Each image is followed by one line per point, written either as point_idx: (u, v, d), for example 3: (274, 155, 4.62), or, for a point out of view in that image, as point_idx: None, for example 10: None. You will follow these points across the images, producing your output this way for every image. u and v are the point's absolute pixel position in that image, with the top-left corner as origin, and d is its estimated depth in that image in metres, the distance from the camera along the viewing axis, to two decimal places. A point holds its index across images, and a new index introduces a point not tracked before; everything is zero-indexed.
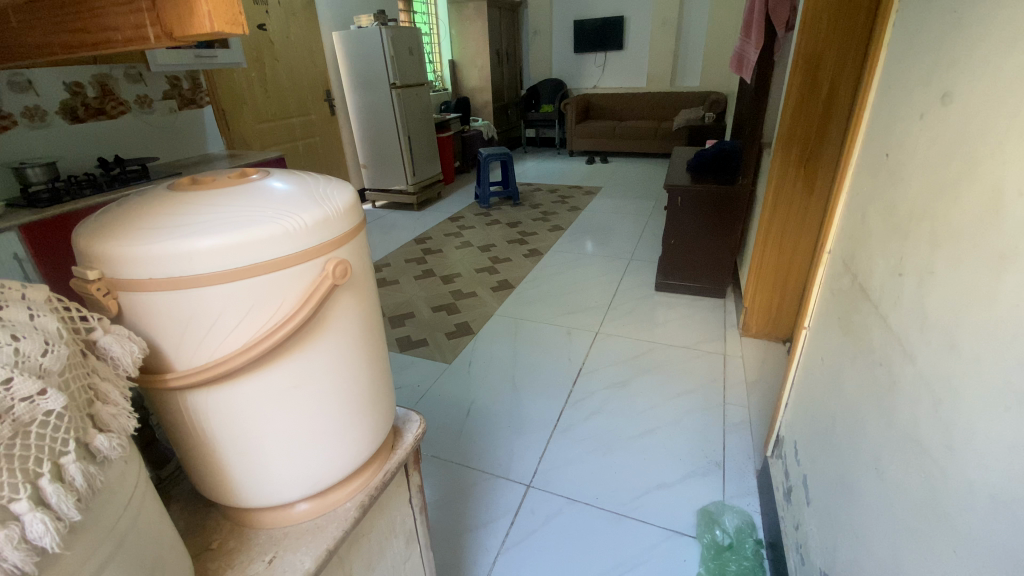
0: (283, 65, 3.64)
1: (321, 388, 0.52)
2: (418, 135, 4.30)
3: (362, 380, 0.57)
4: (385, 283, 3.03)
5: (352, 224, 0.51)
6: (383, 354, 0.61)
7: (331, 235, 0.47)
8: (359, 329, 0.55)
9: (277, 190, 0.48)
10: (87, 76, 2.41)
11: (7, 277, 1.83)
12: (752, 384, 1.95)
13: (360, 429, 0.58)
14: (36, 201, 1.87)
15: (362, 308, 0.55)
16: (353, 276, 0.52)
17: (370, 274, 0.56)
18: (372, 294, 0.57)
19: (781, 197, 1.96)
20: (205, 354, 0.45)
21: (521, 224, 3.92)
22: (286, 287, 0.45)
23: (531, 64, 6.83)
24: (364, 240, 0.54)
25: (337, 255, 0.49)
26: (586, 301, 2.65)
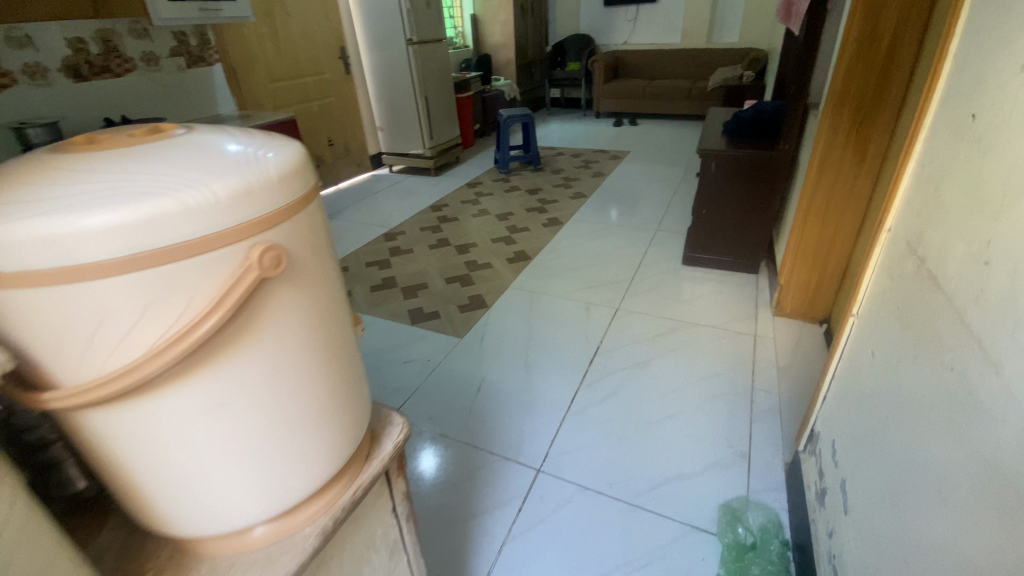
0: (295, 20, 3.47)
1: (260, 401, 0.42)
2: (436, 95, 4.11)
3: (316, 387, 0.46)
4: (399, 252, 2.94)
5: (289, 196, 0.39)
6: (350, 355, 0.51)
7: (256, 211, 0.36)
8: (311, 328, 0.44)
9: (197, 152, 0.38)
10: (91, 32, 2.35)
11: None
12: (785, 370, 1.81)
13: (319, 444, 0.49)
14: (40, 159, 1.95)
15: (311, 302, 0.43)
16: (295, 263, 0.41)
17: (329, 255, 0.46)
18: (327, 283, 0.46)
19: (827, 166, 1.76)
20: (97, 367, 0.35)
21: (541, 191, 3.75)
22: (194, 282, 0.35)
23: (558, 18, 6.45)
24: (315, 211, 0.44)
25: (267, 238, 0.38)
26: (607, 275, 2.52)
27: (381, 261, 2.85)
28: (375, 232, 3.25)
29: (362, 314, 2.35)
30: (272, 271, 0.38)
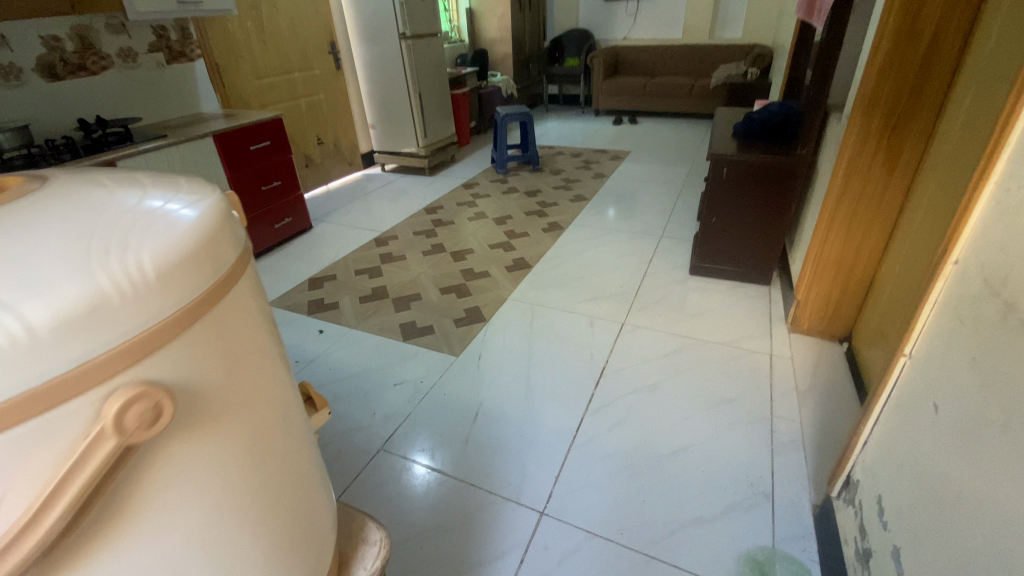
0: (283, 12, 3.29)
1: (150, 555, 0.43)
2: (431, 92, 3.94)
3: (211, 519, 0.48)
4: (390, 258, 2.79)
5: (149, 320, 0.40)
6: (262, 457, 0.53)
7: (107, 353, 0.37)
8: (203, 470, 0.46)
9: (44, 268, 0.38)
10: (65, 28, 2.20)
11: None
12: (805, 395, 1.68)
13: (241, 554, 0.52)
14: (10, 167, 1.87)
15: (204, 449, 0.45)
16: (176, 413, 0.42)
17: (228, 372, 0.47)
18: (221, 421, 0.47)
19: (852, 177, 1.63)
20: None
21: (540, 194, 3.59)
22: (42, 442, 0.36)
23: (556, 12, 6.26)
24: (203, 335, 0.44)
25: (126, 382, 0.39)
26: (612, 285, 2.38)
27: (372, 269, 2.69)
28: (366, 236, 3.09)
29: (351, 328, 2.21)
30: (139, 432, 0.39)
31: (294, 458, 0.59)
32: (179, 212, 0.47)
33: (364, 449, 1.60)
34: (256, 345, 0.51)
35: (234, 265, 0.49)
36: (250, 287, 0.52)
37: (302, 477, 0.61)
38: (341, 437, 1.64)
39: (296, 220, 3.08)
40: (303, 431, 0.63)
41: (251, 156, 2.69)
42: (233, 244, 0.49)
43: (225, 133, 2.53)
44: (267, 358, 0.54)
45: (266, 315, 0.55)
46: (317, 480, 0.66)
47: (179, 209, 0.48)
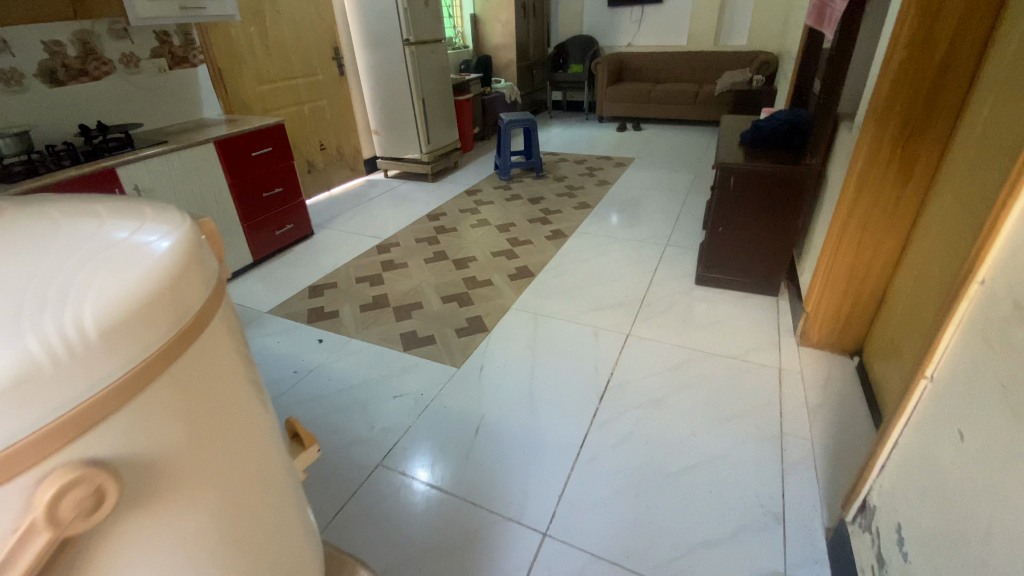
0: (286, 18, 3.28)
1: None
2: (434, 98, 3.92)
3: None
4: (392, 266, 2.76)
5: (89, 391, 0.38)
6: (229, 512, 0.52)
7: (41, 434, 0.36)
8: (158, 540, 0.45)
9: None
10: (67, 34, 2.18)
11: None
12: (816, 411, 1.63)
13: None
14: (10, 174, 1.85)
15: (157, 521, 0.44)
16: (125, 490, 0.41)
17: (187, 435, 0.46)
18: (177, 488, 0.46)
19: (866, 189, 1.59)
20: None
21: (543, 201, 3.56)
22: None
23: (560, 19, 6.26)
24: (157, 402, 0.43)
25: (64, 463, 0.37)
26: (616, 295, 2.33)
27: (373, 276, 2.66)
28: (367, 243, 3.07)
29: (350, 337, 2.17)
30: (76, 521, 0.38)
31: (267, 502, 0.59)
32: (134, 254, 0.45)
33: (362, 464, 1.56)
34: (220, 399, 0.50)
35: (194, 316, 0.47)
36: (217, 334, 0.50)
37: (275, 518, 0.61)
38: (340, 451, 1.60)
39: (297, 226, 3.06)
40: (280, 468, 0.63)
41: (252, 162, 2.67)
42: (195, 291, 0.47)
43: (227, 140, 2.50)
44: (235, 410, 0.52)
45: (236, 361, 0.54)
46: (294, 513, 0.66)
47: (136, 254, 0.46)
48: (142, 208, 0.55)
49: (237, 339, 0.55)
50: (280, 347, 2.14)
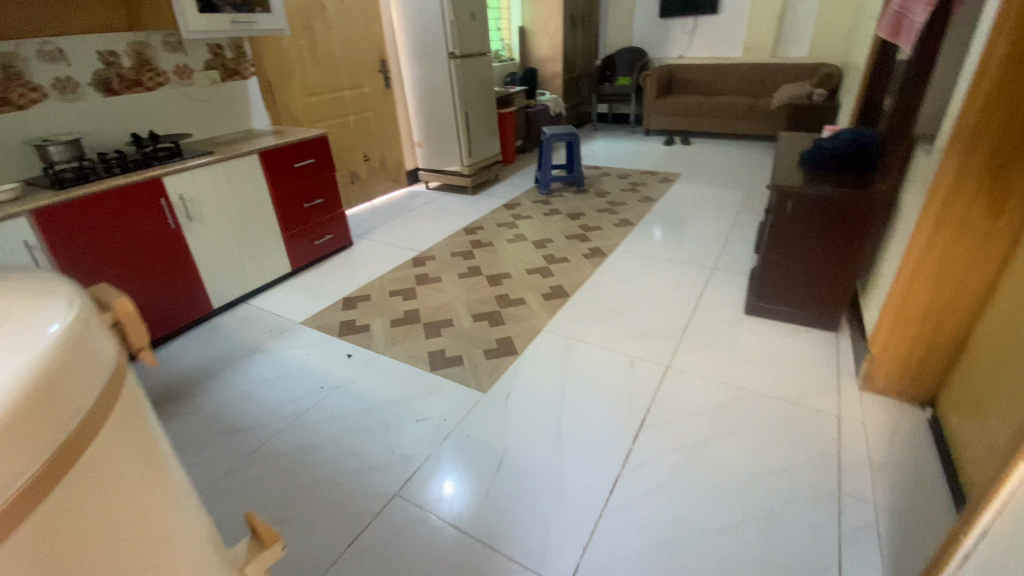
0: (335, 32, 3.33)
1: None
2: (477, 110, 3.90)
3: None
4: (425, 280, 2.72)
5: None
6: None
7: None
8: None
9: None
10: (123, 45, 2.27)
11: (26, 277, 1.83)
12: (879, 470, 1.45)
13: None
14: (61, 179, 1.93)
15: None
16: None
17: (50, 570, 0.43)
18: None
19: (947, 223, 1.41)
20: None
21: (583, 216, 3.45)
22: None
23: (609, 31, 6.15)
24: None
25: None
26: (657, 321, 2.19)
27: (406, 290, 2.63)
28: (403, 255, 3.05)
29: (379, 353, 2.13)
30: None
31: None
32: None
33: (378, 493, 1.49)
34: (101, 517, 0.48)
35: (35, 462, 0.41)
36: (99, 443, 0.48)
37: None
38: (357, 477, 1.55)
39: (337, 236, 3.08)
40: (188, 563, 0.60)
41: (294, 173, 2.70)
42: (38, 434, 0.41)
43: (270, 151, 2.55)
44: (124, 521, 0.50)
45: (134, 461, 0.52)
46: None
47: None
48: (36, 288, 0.53)
49: (134, 435, 0.53)
50: (309, 360, 2.12)
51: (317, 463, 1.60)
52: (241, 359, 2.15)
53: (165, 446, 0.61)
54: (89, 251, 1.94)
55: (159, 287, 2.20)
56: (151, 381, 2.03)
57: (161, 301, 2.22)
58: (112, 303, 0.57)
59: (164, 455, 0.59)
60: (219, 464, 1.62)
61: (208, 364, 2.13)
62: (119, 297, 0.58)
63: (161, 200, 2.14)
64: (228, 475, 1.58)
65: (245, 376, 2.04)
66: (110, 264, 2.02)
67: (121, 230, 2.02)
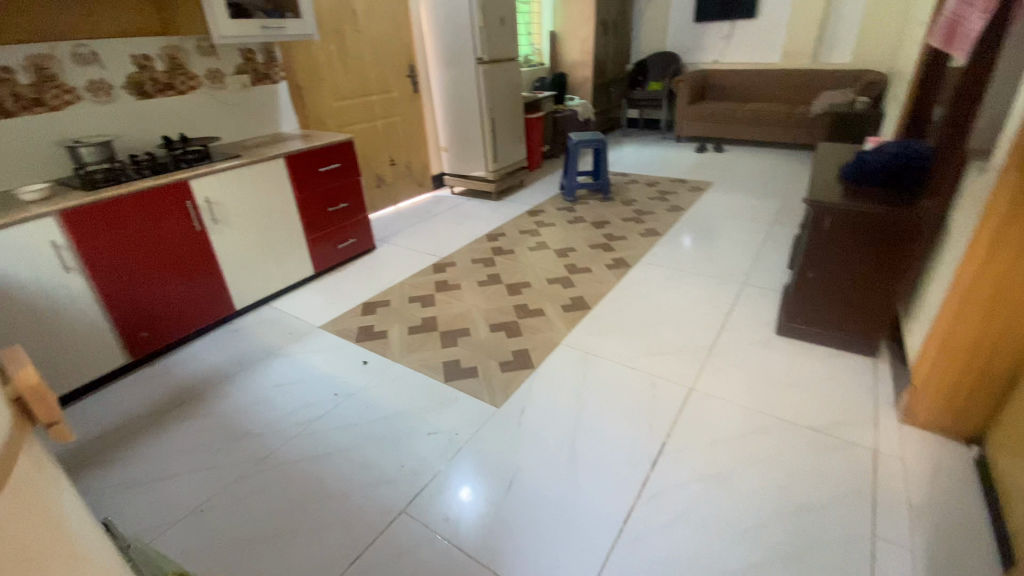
0: (365, 36, 3.35)
1: None
2: (503, 115, 3.87)
3: None
4: (445, 287, 2.69)
5: None
6: None
7: None
8: None
9: None
10: (157, 49, 2.33)
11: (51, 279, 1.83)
12: (918, 513, 1.34)
13: None
14: (91, 180, 1.98)
15: None
16: None
17: None
18: None
19: (1004, 247, 1.29)
20: None
21: (608, 225, 3.37)
22: None
23: (642, 35, 6.04)
24: None
25: None
26: (681, 339, 2.10)
27: (424, 296, 2.60)
28: (424, 261, 3.03)
29: (394, 361, 2.11)
30: None
31: None
32: None
33: (385, 508, 1.46)
34: None
35: None
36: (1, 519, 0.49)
37: None
38: (364, 490, 1.52)
39: (359, 240, 3.09)
40: None
41: (319, 177, 2.71)
42: None
43: (295, 155, 2.56)
44: None
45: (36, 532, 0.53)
46: None
47: None
48: None
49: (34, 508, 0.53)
50: (326, 365, 2.12)
51: (326, 473, 1.59)
52: (260, 362, 2.17)
53: (70, 508, 0.61)
54: (114, 251, 1.97)
55: (183, 287, 2.24)
56: (173, 381, 2.06)
57: (184, 302, 2.26)
58: (13, 373, 0.57)
59: (69, 520, 0.59)
60: (231, 470, 1.62)
61: (228, 366, 2.15)
62: (22, 367, 0.58)
63: (187, 203, 2.17)
64: (239, 481, 1.58)
65: (263, 379, 2.05)
66: (136, 265, 2.06)
67: (147, 231, 2.06)
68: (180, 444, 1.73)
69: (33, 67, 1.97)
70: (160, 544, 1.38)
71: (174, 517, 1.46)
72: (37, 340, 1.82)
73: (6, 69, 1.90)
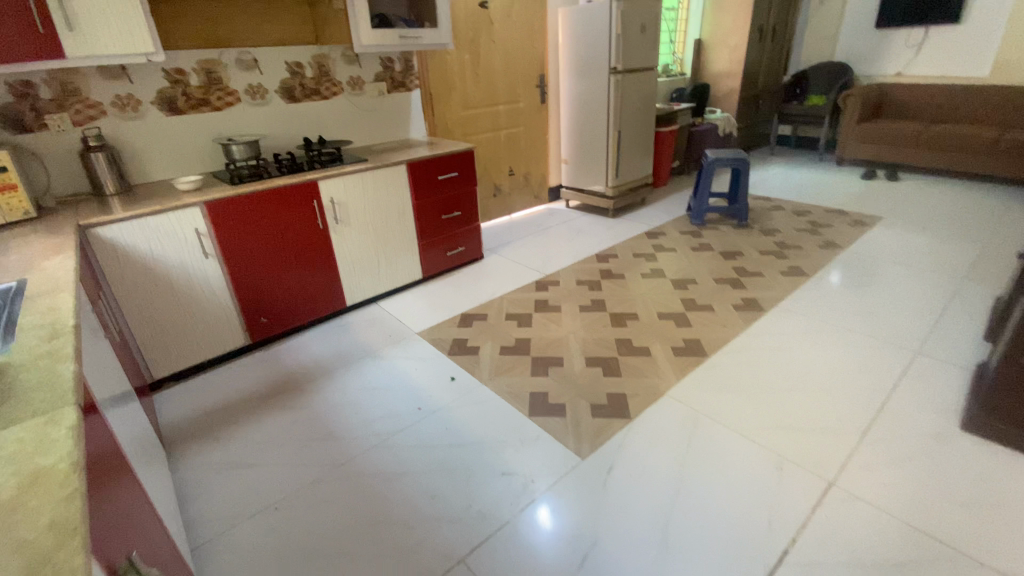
0: (499, 46, 3.34)
1: None
2: (632, 128, 3.62)
3: None
4: (545, 307, 2.54)
5: None
6: None
7: None
8: None
9: None
10: (308, 57, 2.51)
11: (194, 263, 2.02)
12: None
13: None
14: (238, 175, 2.18)
15: None
16: None
17: None
18: None
19: None
20: None
21: (739, 257, 2.95)
22: None
23: (805, 44, 5.34)
24: None
25: None
26: (821, 414, 1.70)
27: (522, 315, 2.48)
28: (528, 276, 2.91)
29: (481, 382, 2.00)
30: None
31: None
32: None
33: (443, 551, 1.35)
34: None
35: None
36: None
37: None
38: (427, 524, 1.42)
39: (468, 249, 3.07)
40: None
41: (437, 185, 2.73)
42: None
43: (418, 162, 2.61)
44: None
45: None
46: None
47: None
48: None
49: None
50: (415, 375, 2.09)
51: (394, 495, 1.52)
52: (357, 361, 2.21)
53: None
54: (247, 241, 2.14)
55: (303, 280, 2.37)
56: (279, 369, 2.19)
57: (302, 294, 2.39)
58: None
59: None
60: (308, 471, 1.63)
61: (329, 361, 2.23)
62: None
63: (314, 202, 2.29)
64: (313, 485, 1.58)
65: (356, 380, 2.08)
66: (264, 257, 2.21)
67: (277, 226, 2.21)
68: (272, 433, 1.81)
69: (204, 71, 2.22)
70: (234, 536, 1.42)
71: (252, 511, 1.50)
72: (176, 315, 2.03)
73: (182, 72, 2.16)
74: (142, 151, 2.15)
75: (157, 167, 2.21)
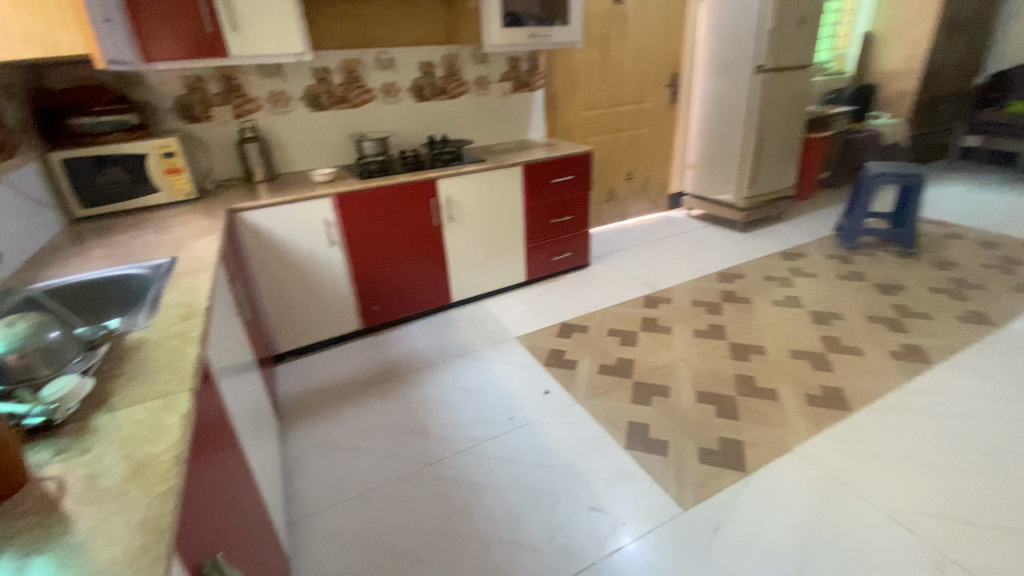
0: (631, 43, 3.16)
1: None
2: (775, 134, 3.23)
3: None
4: (654, 326, 2.35)
5: None
6: None
7: None
8: None
9: None
10: (439, 56, 2.56)
11: (320, 249, 2.16)
12: None
13: None
14: (366, 169, 2.29)
15: None
16: None
17: None
18: None
19: None
20: None
21: (900, 293, 2.48)
22: None
23: (1014, 38, 4.38)
24: None
25: None
26: (1010, 512, 1.33)
27: (628, 333, 2.31)
28: (638, 290, 2.72)
29: (577, 401, 1.89)
30: None
31: None
32: None
33: None
34: None
35: None
36: None
37: None
38: (507, 546, 1.36)
39: (577, 255, 2.96)
40: None
41: (553, 188, 2.66)
42: None
43: (535, 164, 2.55)
44: None
45: None
46: None
47: None
48: None
49: None
50: (509, 382, 2.04)
51: (476, 509, 1.48)
52: (455, 359, 2.22)
53: None
54: (368, 233, 2.24)
55: (414, 274, 2.44)
56: (383, 357, 2.27)
57: (411, 287, 2.46)
58: None
59: None
60: (398, 465, 1.65)
61: (429, 355, 2.26)
62: None
63: (432, 200, 2.34)
64: (400, 480, 1.60)
65: (452, 378, 2.08)
66: (381, 249, 2.31)
67: (396, 221, 2.29)
68: (371, 420, 1.87)
69: (346, 70, 2.36)
70: (326, 518, 1.48)
71: (344, 496, 1.55)
72: (300, 296, 2.19)
73: (328, 70, 2.32)
74: (288, 142, 2.35)
75: (299, 158, 2.40)
